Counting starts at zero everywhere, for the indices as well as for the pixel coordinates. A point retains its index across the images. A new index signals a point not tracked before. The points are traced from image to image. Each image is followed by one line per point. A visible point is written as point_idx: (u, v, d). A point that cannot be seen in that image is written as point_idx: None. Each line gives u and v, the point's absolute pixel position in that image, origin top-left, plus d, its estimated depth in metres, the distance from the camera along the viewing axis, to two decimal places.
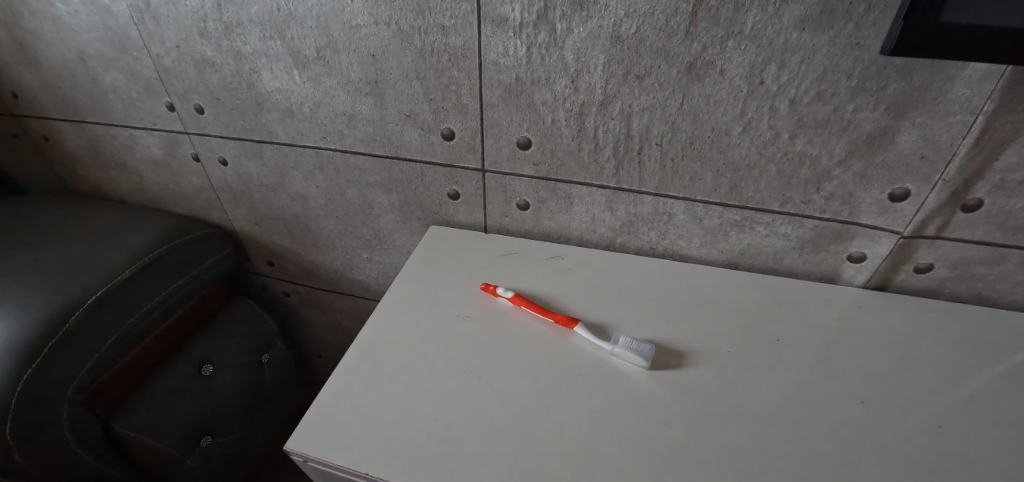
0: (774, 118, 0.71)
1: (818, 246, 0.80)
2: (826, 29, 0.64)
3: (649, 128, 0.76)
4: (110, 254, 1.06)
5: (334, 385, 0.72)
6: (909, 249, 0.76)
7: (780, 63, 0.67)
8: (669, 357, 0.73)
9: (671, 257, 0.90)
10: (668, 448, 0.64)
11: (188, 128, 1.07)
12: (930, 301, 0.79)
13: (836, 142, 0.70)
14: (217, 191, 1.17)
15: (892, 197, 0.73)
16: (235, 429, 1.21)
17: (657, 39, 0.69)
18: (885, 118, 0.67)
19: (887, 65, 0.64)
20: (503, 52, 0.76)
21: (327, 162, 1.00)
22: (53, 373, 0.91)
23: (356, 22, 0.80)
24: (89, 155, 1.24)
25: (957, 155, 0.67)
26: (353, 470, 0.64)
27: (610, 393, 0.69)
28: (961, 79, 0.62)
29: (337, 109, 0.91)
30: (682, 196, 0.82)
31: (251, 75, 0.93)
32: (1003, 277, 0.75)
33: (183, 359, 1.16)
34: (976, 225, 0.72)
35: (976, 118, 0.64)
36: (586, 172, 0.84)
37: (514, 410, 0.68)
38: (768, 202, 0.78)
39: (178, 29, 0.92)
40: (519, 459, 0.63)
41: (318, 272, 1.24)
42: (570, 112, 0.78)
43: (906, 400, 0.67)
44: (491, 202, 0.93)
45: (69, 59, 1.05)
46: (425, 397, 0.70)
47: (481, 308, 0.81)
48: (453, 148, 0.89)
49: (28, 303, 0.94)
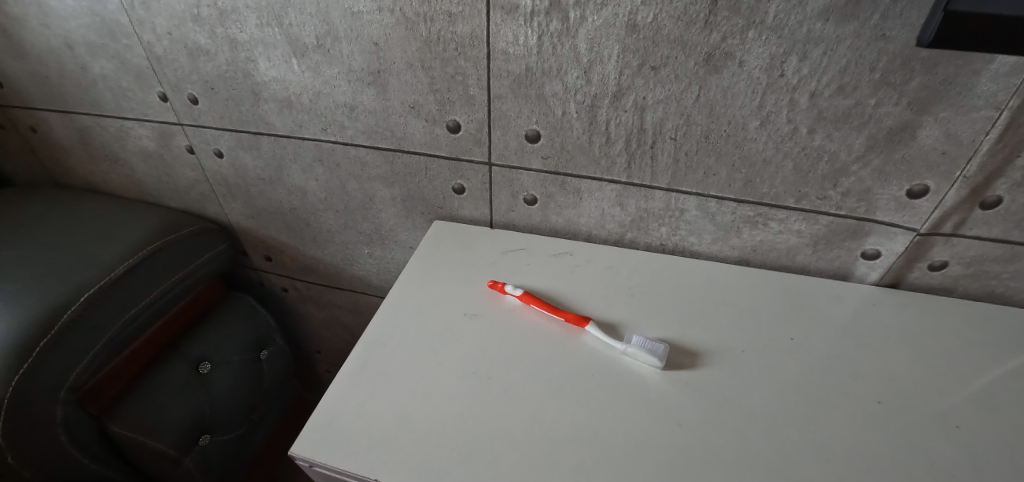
0: (793, 112, 0.69)
1: (832, 243, 0.79)
2: (851, 20, 0.61)
3: (662, 121, 0.74)
4: (101, 250, 1.02)
5: (340, 387, 0.70)
6: (924, 247, 0.75)
7: (801, 55, 0.65)
8: (683, 357, 0.72)
9: (681, 254, 0.88)
10: (683, 450, 0.62)
11: (182, 119, 1.03)
12: (943, 299, 0.78)
13: (855, 137, 0.69)
14: (213, 184, 1.14)
15: (910, 193, 0.71)
16: (234, 428, 1.19)
17: (674, 29, 0.67)
18: (908, 112, 0.65)
19: (913, 58, 0.62)
20: (512, 42, 0.73)
21: (327, 154, 0.96)
22: (43, 375, 0.88)
23: (359, 8, 0.77)
24: (78, 146, 1.20)
25: (978, 151, 0.65)
26: (360, 475, 0.62)
27: (624, 394, 0.67)
28: (988, 73, 0.60)
29: (337, 100, 0.88)
30: (694, 191, 0.80)
31: (247, 64, 0.89)
32: (1018, 275, 0.74)
33: (178, 357, 1.13)
34: (994, 222, 0.70)
35: (1001, 113, 0.62)
36: (596, 165, 0.81)
37: (525, 414, 0.66)
38: (783, 198, 0.77)
39: (169, 15, 0.88)
40: (533, 464, 0.61)
41: (316, 266, 1.21)
42: (581, 104, 0.76)
43: (922, 401, 0.66)
44: (497, 196, 0.91)
45: (56, 46, 1.01)
46: (434, 400, 0.68)
47: (489, 306, 0.79)
48: (458, 140, 0.86)
49: (17, 300, 0.91)
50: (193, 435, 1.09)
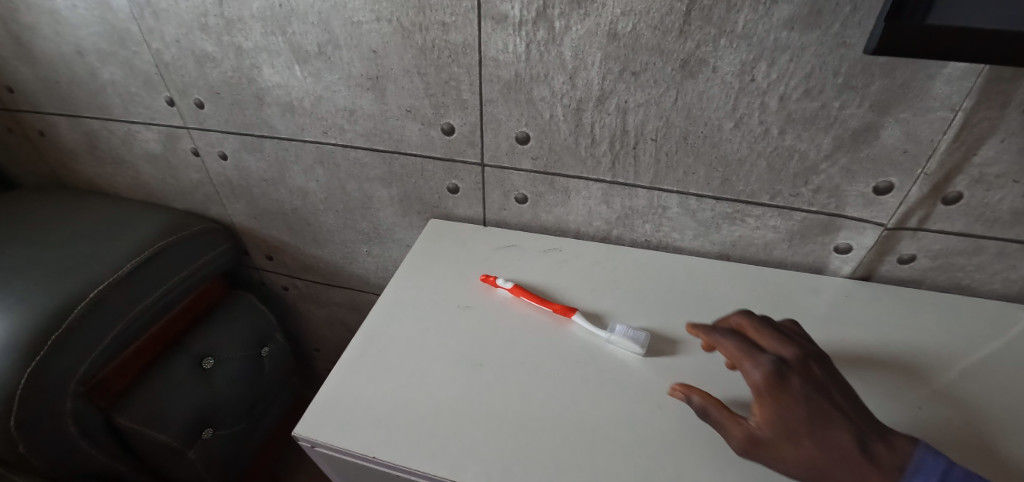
0: (765, 114, 0.74)
1: (806, 237, 0.84)
2: (814, 29, 0.66)
3: (644, 123, 0.79)
4: (108, 249, 1.06)
5: (341, 373, 0.74)
6: (892, 241, 0.80)
7: (770, 61, 0.70)
8: (663, 344, 0.76)
9: (665, 250, 0.93)
10: (662, 429, 0.66)
11: (187, 123, 1.07)
12: (912, 291, 0.83)
13: (823, 137, 0.73)
14: (217, 186, 1.18)
15: (876, 190, 0.76)
16: (235, 423, 1.23)
17: (652, 37, 0.72)
18: (870, 114, 0.70)
19: (872, 63, 0.66)
20: (502, 49, 0.78)
21: (327, 157, 1.01)
22: (56, 368, 0.92)
23: (358, 18, 0.81)
24: (85, 149, 1.24)
25: (937, 150, 0.70)
26: (359, 454, 0.66)
27: (608, 379, 0.72)
28: (941, 77, 0.65)
29: (337, 104, 0.92)
30: (675, 189, 0.84)
31: (252, 71, 0.94)
32: (981, 267, 0.79)
33: (183, 353, 1.17)
34: (955, 217, 0.75)
35: (955, 115, 0.67)
36: (582, 166, 0.86)
37: (514, 397, 0.70)
38: (758, 195, 0.81)
39: (178, 24, 0.92)
40: (521, 443, 0.65)
41: (317, 265, 1.25)
42: (568, 107, 0.80)
43: (890, 385, 0.70)
44: (489, 195, 0.95)
45: (67, 54, 1.05)
46: (429, 384, 0.72)
47: (482, 299, 0.83)
48: (453, 142, 0.91)
49: (29, 296, 0.95)
50: (197, 428, 1.13)
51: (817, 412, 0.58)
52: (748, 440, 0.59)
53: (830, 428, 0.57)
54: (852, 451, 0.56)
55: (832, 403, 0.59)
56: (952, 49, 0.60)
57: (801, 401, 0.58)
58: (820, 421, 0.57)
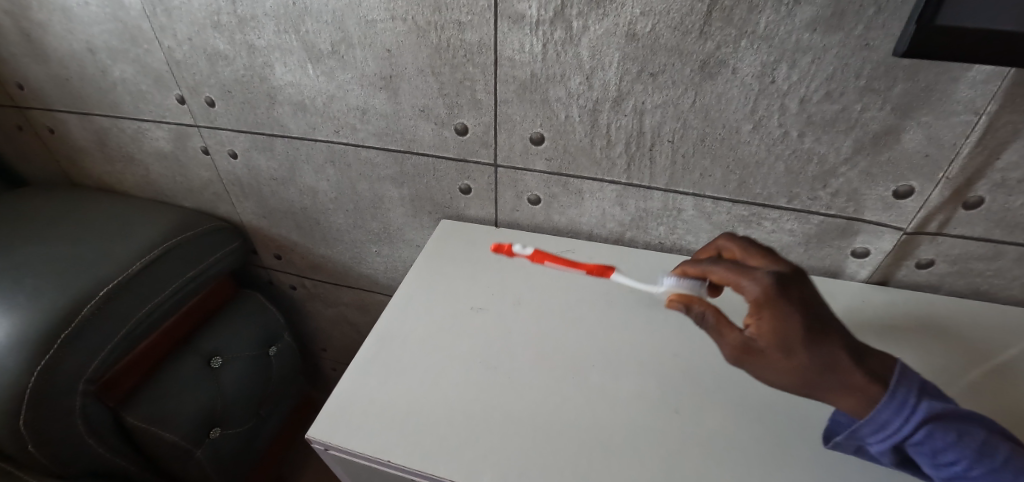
0: (784, 117, 0.73)
1: (823, 241, 0.83)
2: (837, 30, 0.65)
3: (661, 124, 0.78)
4: (118, 247, 1.06)
5: (354, 375, 0.73)
6: (911, 245, 0.79)
7: (791, 63, 0.69)
8: (679, 348, 0.75)
9: (679, 252, 0.92)
10: (680, 434, 0.65)
11: (198, 121, 1.07)
12: (930, 295, 0.82)
13: (843, 141, 0.73)
14: (226, 184, 1.17)
15: (896, 194, 0.75)
16: (244, 422, 1.23)
17: (671, 38, 0.71)
18: (891, 117, 0.69)
19: (894, 66, 0.66)
20: (518, 49, 0.77)
21: (338, 156, 1.00)
22: (66, 367, 0.92)
23: (373, 17, 0.81)
24: (95, 147, 1.24)
25: (960, 153, 0.69)
26: (374, 457, 0.66)
27: (623, 382, 0.71)
28: (965, 80, 0.64)
29: (350, 103, 0.92)
30: (691, 191, 0.83)
31: (264, 69, 0.93)
32: (1000, 273, 0.78)
33: (191, 352, 1.16)
34: (976, 222, 0.74)
35: (979, 118, 0.66)
36: (597, 167, 0.85)
37: (529, 400, 0.69)
38: (775, 198, 0.80)
39: (190, 21, 0.92)
40: (538, 446, 0.65)
41: (325, 264, 1.24)
42: (584, 108, 0.80)
43: None
44: (502, 196, 0.95)
45: (78, 51, 1.05)
46: (443, 386, 0.71)
47: (495, 300, 0.83)
48: (466, 143, 0.90)
49: (39, 293, 0.95)
50: (205, 427, 1.13)
51: (815, 325, 0.56)
52: (742, 349, 0.58)
53: (827, 343, 0.56)
54: (846, 360, 0.55)
55: (829, 315, 0.58)
56: (980, 50, 0.59)
57: (800, 313, 0.56)
58: (814, 333, 0.56)
